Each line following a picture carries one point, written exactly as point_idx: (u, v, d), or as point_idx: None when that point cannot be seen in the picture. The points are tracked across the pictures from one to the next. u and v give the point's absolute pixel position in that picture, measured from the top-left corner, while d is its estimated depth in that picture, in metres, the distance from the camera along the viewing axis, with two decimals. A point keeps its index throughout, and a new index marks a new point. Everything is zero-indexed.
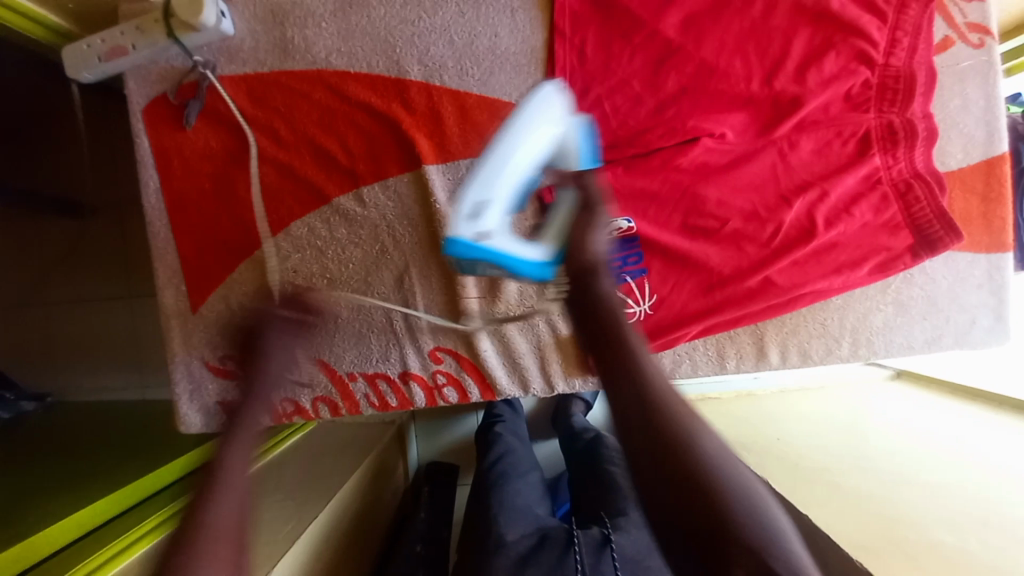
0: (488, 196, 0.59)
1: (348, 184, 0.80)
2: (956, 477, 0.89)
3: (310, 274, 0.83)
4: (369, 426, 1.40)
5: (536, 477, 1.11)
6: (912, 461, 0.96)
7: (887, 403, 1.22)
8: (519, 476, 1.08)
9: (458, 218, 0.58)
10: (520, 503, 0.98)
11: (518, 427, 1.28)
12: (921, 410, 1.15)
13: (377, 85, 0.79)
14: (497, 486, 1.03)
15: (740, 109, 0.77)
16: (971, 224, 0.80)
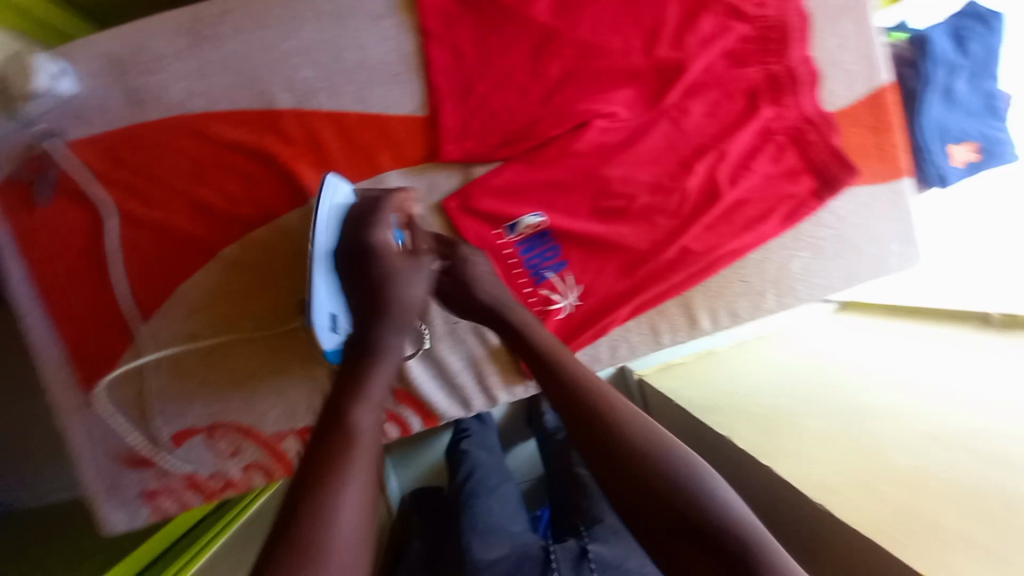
0: (335, 307, 0.67)
1: (235, 233, 0.75)
2: (909, 398, 0.92)
3: (215, 336, 0.77)
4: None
5: (511, 488, 1.08)
6: (868, 389, 0.99)
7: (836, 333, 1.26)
8: (492, 492, 1.04)
9: (323, 332, 0.66)
10: (495, 526, 0.96)
11: (488, 438, 1.21)
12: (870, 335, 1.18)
13: (245, 122, 0.73)
14: (471, 507, 0.99)
15: (627, 84, 0.76)
16: (868, 158, 0.81)
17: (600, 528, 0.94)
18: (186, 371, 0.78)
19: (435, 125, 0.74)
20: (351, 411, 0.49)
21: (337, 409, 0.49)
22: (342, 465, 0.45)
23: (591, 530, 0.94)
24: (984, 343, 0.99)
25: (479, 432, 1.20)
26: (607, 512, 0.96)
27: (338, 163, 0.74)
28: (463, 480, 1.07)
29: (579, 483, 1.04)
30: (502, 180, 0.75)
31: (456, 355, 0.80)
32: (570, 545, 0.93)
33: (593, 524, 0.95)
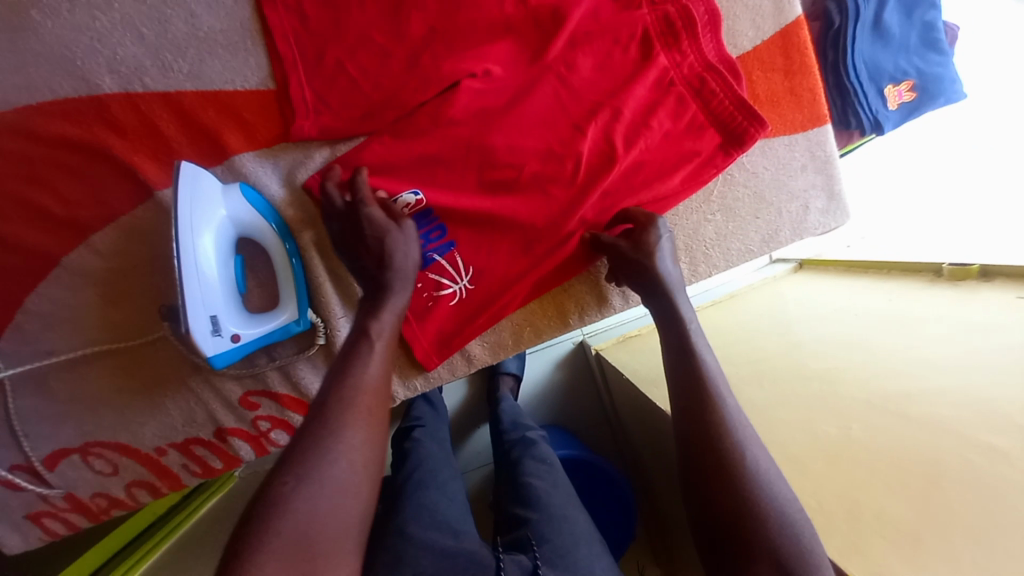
0: (213, 309, 0.60)
1: (75, 237, 0.67)
2: (853, 361, 0.87)
3: (70, 352, 0.70)
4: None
5: (459, 490, 0.87)
6: (809, 356, 0.94)
7: (789, 296, 1.20)
8: (439, 490, 0.83)
9: (203, 337, 0.59)
10: (434, 523, 0.75)
11: (442, 431, 1.00)
12: (820, 295, 1.13)
13: (67, 110, 0.64)
14: (412, 500, 0.79)
15: (503, 39, 0.68)
16: (782, 104, 0.74)
17: (555, 549, 0.73)
18: (46, 392, 0.70)
19: (287, 100, 0.66)
20: (360, 350, 0.59)
21: (352, 349, 0.59)
22: (352, 391, 0.54)
23: (544, 550, 0.73)
24: (933, 296, 0.92)
25: (433, 423, 1.00)
26: (564, 532, 0.76)
27: (183, 149, 0.66)
28: (407, 471, 0.86)
29: (529, 494, 0.83)
30: (368, 157, 0.67)
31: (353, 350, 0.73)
32: (522, 559, 0.72)
33: (545, 542, 0.74)
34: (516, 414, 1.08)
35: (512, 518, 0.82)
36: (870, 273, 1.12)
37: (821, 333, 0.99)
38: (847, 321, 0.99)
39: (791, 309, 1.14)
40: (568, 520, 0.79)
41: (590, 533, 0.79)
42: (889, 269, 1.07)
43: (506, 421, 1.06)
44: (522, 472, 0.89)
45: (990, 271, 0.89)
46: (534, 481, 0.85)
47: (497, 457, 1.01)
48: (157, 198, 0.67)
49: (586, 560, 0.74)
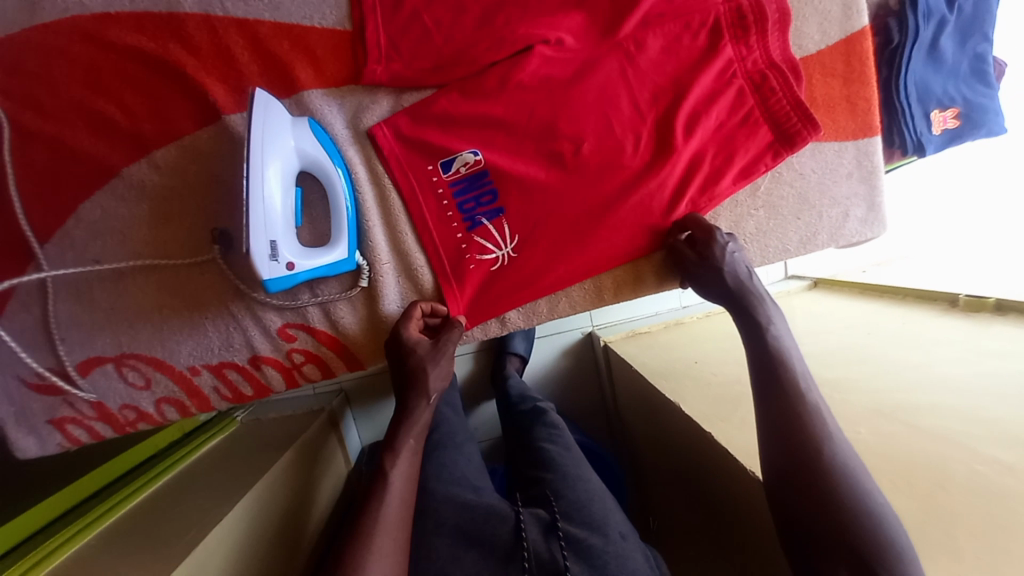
0: (274, 234, 0.61)
1: (136, 150, 0.68)
2: (868, 376, 0.88)
3: (118, 265, 0.71)
4: (295, 418, 1.27)
5: (474, 450, 0.91)
6: (820, 366, 0.96)
7: (803, 311, 1.22)
8: (457, 450, 0.88)
9: (261, 260, 0.60)
10: (455, 480, 0.80)
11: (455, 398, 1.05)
12: (835, 313, 1.15)
13: (146, 26, 0.65)
14: (431, 461, 0.83)
15: (577, 11, 0.69)
16: (836, 110, 0.75)
17: (571, 503, 0.77)
18: (88, 300, 0.72)
19: (361, 43, 0.67)
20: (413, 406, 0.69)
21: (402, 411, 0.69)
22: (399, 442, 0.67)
23: (561, 505, 0.76)
24: (947, 324, 0.95)
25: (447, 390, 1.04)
26: (579, 488, 0.80)
27: (253, 78, 0.67)
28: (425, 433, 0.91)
29: (543, 456, 0.87)
30: (434, 110, 0.69)
31: (395, 295, 0.75)
32: (540, 514, 0.76)
33: (561, 497, 0.77)
34: (524, 388, 1.11)
35: (527, 479, 0.86)
36: (885, 296, 1.14)
37: (835, 346, 1.01)
38: (862, 339, 1.01)
39: (805, 323, 1.15)
40: (582, 478, 0.82)
41: (602, 490, 0.83)
42: (906, 294, 1.09)
43: (516, 394, 1.09)
44: (535, 438, 0.93)
45: (1004, 305, 0.91)
46: (546, 445, 0.89)
47: (507, 427, 1.04)
48: (221, 122, 0.68)
49: (598, 513, 0.77)
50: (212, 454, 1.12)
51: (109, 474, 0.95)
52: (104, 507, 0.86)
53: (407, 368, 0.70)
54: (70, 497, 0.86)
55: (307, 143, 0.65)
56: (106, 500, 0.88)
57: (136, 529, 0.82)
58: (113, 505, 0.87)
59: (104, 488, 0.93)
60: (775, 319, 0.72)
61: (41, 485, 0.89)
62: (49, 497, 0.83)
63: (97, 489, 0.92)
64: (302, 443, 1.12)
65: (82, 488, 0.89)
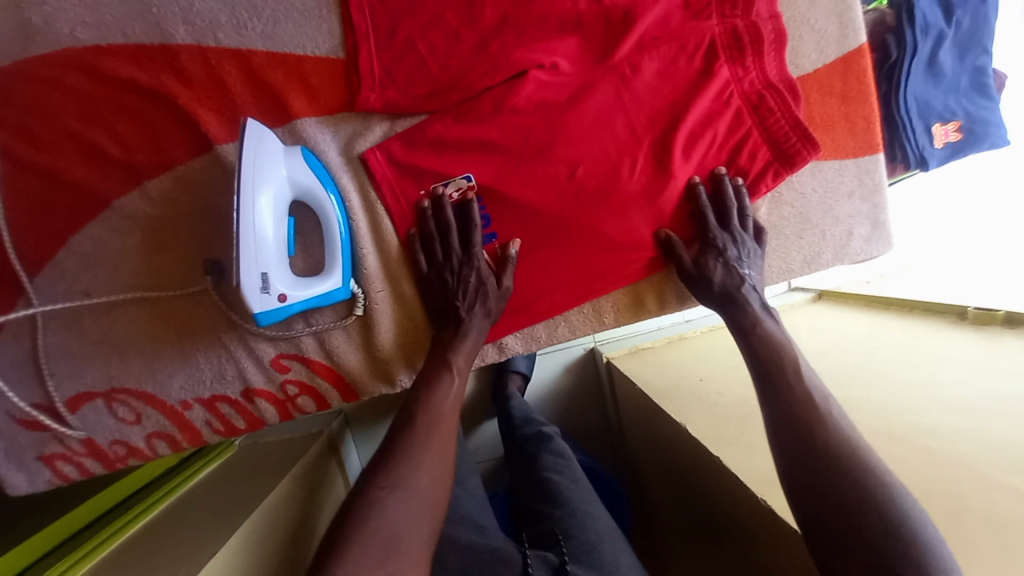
0: (266, 267, 0.60)
1: (129, 181, 0.67)
2: (880, 394, 0.86)
3: (110, 296, 0.70)
4: (292, 442, 1.24)
5: (477, 484, 0.90)
6: (829, 384, 0.94)
7: (809, 325, 1.19)
8: (459, 486, 0.86)
9: (251, 293, 0.59)
10: (457, 521, 0.78)
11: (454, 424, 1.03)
12: (841, 327, 1.13)
13: (139, 57, 0.65)
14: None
15: (570, 35, 0.69)
16: (836, 129, 0.75)
17: (580, 545, 0.74)
18: (79, 332, 0.71)
19: (354, 71, 0.67)
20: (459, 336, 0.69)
21: (432, 374, 0.67)
22: (435, 406, 0.65)
23: (571, 546, 0.74)
24: (956, 339, 0.93)
25: None
26: (588, 528, 0.77)
27: (246, 108, 0.67)
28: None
29: (551, 489, 0.85)
30: (428, 135, 0.68)
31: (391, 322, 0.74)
32: (549, 556, 0.74)
33: (570, 539, 0.75)
34: (526, 409, 1.08)
35: (533, 513, 0.84)
36: (891, 309, 1.13)
37: (845, 362, 0.99)
38: (870, 355, 0.99)
39: (812, 337, 1.13)
40: (591, 515, 0.80)
41: (612, 527, 0.80)
42: (912, 307, 1.07)
43: (519, 417, 1.06)
44: (541, 467, 0.91)
45: (1015, 319, 0.89)
46: (553, 476, 0.87)
47: (510, 453, 1.02)
48: (214, 152, 0.67)
49: (608, 555, 0.74)
50: (208, 481, 1.09)
51: (100, 506, 0.92)
52: (95, 541, 0.82)
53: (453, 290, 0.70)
54: (57, 532, 0.83)
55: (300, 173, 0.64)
56: (96, 533, 0.85)
57: (127, 560, 0.80)
58: (104, 539, 0.84)
59: (94, 520, 0.90)
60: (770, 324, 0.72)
61: (32, 521, 0.87)
62: (34, 536, 0.81)
63: (86, 522, 0.89)
64: (301, 469, 1.09)
65: (71, 522, 0.86)
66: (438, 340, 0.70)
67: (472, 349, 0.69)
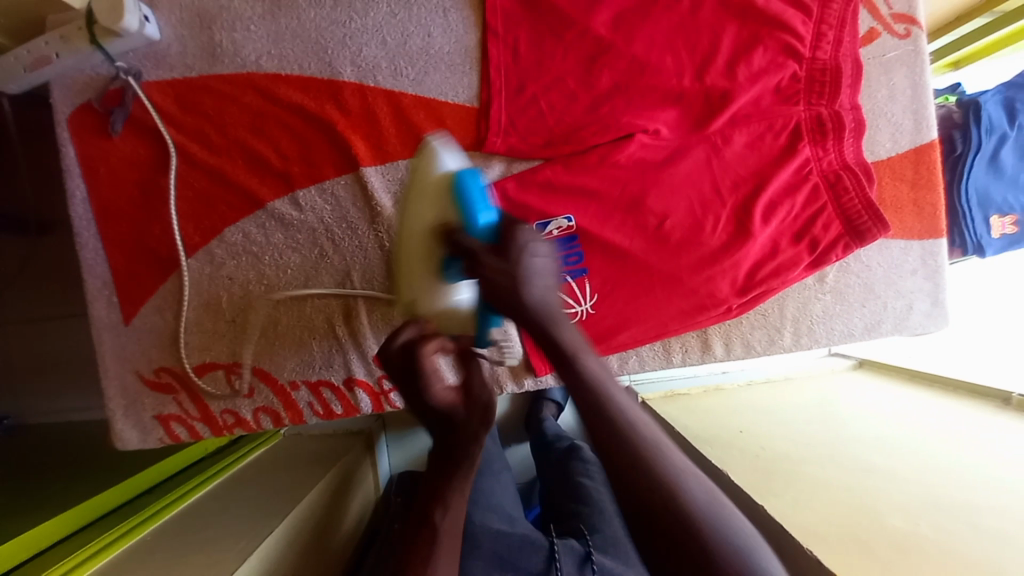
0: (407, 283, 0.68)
1: (282, 187, 0.79)
2: (926, 464, 0.90)
3: (246, 284, 0.81)
4: (334, 439, 1.31)
5: (510, 479, 0.96)
6: (874, 449, 0.98)
7: (853, 391, 1.23)
8: (493, 477, 0.93)
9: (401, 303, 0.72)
10: (490, 509, 0.83)
11: (493, 426, 1.10)
12: (884, 395, 1.17)
13: (309, 88, 0.77)
14: (468, 484, 0.88)
15: (672, 106, 0.78)
16: (904, 211, 0.82)
17: (606, 539, 0.82)
18: (214, 310, 0.81)
19: (485, 118, 0.78)
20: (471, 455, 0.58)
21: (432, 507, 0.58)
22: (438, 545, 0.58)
23: (596, 539, 0.81)
24: (1002, 422, 0.96)
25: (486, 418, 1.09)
26: (614, 525, 0.85)
27: (389, 139, 0.78)
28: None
29: (579, 490, 0.93)
30: (538, 178, 0.79)
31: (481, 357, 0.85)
32: (575, 545, 0.79)
33: (597, 532, 0.83)
34: (560, 430, 1.16)
35: (562, 512, 0.92)
36: (937, 385, 1.15)
37: (891, 428, 1.03)
38: (916, 426, 1.02)
39: (858, 401, 1.18)
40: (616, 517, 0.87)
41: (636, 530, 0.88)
42: (957, 387, 1.11)
43: (552, 433, 1.14)
44: (571, 471, 0.99)
45: None
46: (582, 479, 0.95)
47: (541, 463, 1.09)
48: (358, 172, 0.78)
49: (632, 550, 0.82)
50: (255, 465, 1.17)
51: (157, 475, 1.00)
52: (153, 511, 0.90)
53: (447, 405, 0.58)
54: (125, 492, 0.91)
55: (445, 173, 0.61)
56: (156, 501, 0.92)
57: (193, 529, 0.87)
58: (161, 510, 0.91)
59: (152, 487, 0.98)
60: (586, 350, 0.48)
61: (114, 475, 0.95)
62: (109, 489, 0.89)
63: (145, 488, 0.96)
64: (340, 466, 1.14)
65: (137, 484, 0.94)
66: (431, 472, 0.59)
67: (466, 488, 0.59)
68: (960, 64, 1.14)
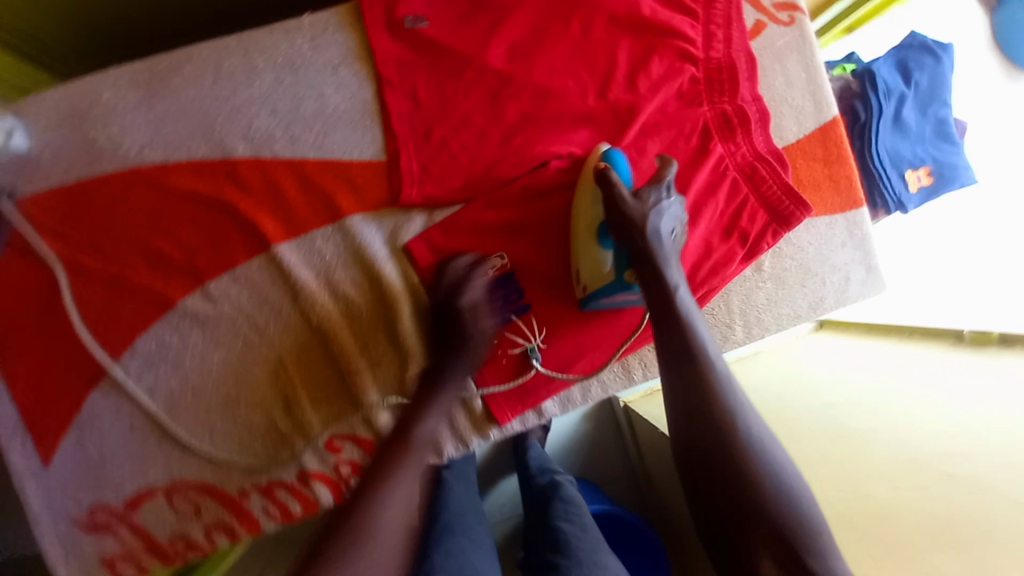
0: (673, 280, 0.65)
1: (191, 283, 0.73)
2: (898, 417, 0.90)
3: (171, 394, 0.74)
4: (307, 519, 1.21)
5: (484, 532, 0.91)
6: (855, 410, 0.97)
7: (819, 355, 1.25)
8: (468, 534, 0.87)
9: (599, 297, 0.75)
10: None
11: (468, 472, 1.03)
12: (850, 353, 1.18)
13: (202, 171, 0.72)
14: (441, 546, 0.82)
15: (583, 126, 0.78)
16: (822, 188, 0.84)
17: None
18: (142, 428, 0.74)
19: (396, 170, 0.75)
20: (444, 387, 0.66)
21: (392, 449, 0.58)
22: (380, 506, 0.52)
23: None
24: (956, 360, 0.96)
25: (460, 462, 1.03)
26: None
27: (298, 210, 0.73)
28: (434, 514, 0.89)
29: (560, 537, 0.92)
30: (464, 222, 0.76)
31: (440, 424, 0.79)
32: None
33: None
34: (543, 460, 1.15)
35: (541, 561, 0.91)
36: (895, 336, 1.15)
37: (872, 381, 1.03)
38: (882, 381, 1.02)
39: (827, 365, 1.18)
40: (599, 563, 0.87)
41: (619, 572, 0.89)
42: (912, 331, 1.12)
43: (533, 466, 1.14)
44: (551, 515, 0.98)
45: (1009, 337, 0.93)
46: (563, 525, 0.95)
47: (526, 500, 1.08)
48: (270, 252, 0.73)
49: None
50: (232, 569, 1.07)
51: None
52: None
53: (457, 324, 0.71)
54: None
55: (594, 156, 0.73)
56: None
57: None
58: None
59: None
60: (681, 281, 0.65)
61: None
62: None
63: None
64: None
65: None
66: (413, 404, 0.64)
67: (433, 434, 0.62)
68: (853, 27, 1.19)
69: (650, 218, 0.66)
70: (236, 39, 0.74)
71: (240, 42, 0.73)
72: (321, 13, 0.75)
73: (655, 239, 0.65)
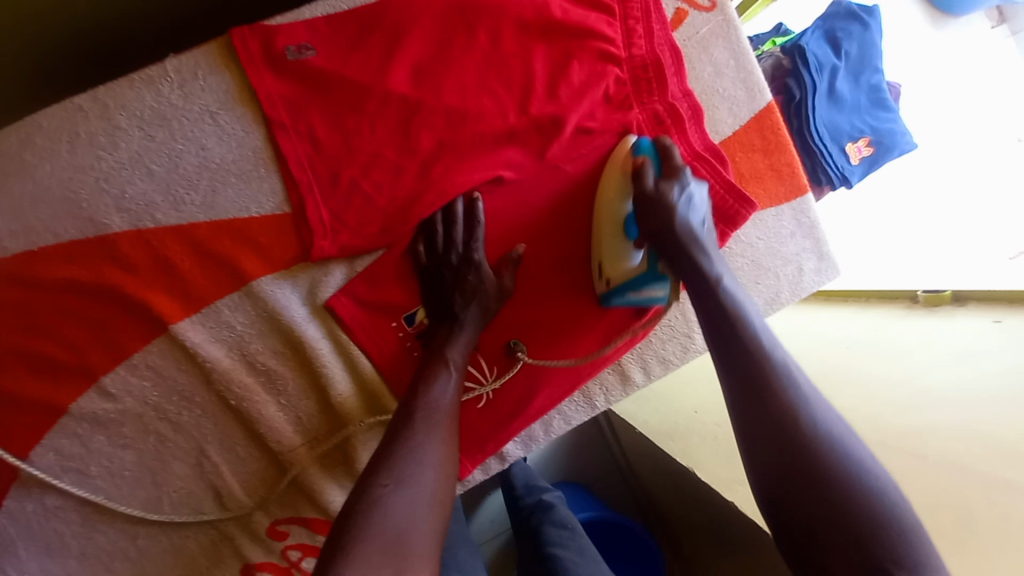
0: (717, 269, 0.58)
1: (83, 382, 0.63)
2: (869, 396, 0.80)
3: (83, 512, 0.64)
4: None
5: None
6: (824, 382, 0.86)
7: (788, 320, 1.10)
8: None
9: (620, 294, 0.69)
10: None
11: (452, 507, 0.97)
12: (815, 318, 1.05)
13: (76, 255, 0.62)
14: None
15: (508, 146, 0.70)
16: (765, 179, 0.80)
17: None
18: (60, 552, 0.63)
19: (304, 222, 0.67)
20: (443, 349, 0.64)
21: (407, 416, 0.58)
22: (423, 442, 0.56)
23: None
24: (908, 328, 0.86)
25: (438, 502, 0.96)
26: None
27: (196, 281, 0.65)
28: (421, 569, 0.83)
29: (556, 565, 0.88)
30: (390, 269, 0.69)
31: None
32: None
33: None
34: (528, 477, 1.08)
35: None
36: (850, 301, 1.04)
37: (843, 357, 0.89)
38: (853, 346, 0.90)
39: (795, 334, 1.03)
40: None
41: None
42: (868, 297, 1.00)
43: (520, 485, 1.06)
44: (545, 541, 0.93)
45: (963, 296, 0.85)
46: (558, 552, 0.90)
47: (515, 524, 1.02)
48: (168, 333, 0.64)
49: None
50: None
51: None
52: None
53: (449, 284, 0.66)
54: None
55: (621, 150, 0.70)
56: None
57: None
58: None
59: None
60: (723, 268, 0.59)
61: None
62: None
63: None
64: None
65: None
66: (422, 365, 0.64)
67: (466, 352, 0.65)
68: None
69: (679, 213, 0.60)
70: (90, 97, 0.64)
71: (95, 100, 0.64)
72: (185, 53, 0.66)
73: (689, 234, 0.60)
